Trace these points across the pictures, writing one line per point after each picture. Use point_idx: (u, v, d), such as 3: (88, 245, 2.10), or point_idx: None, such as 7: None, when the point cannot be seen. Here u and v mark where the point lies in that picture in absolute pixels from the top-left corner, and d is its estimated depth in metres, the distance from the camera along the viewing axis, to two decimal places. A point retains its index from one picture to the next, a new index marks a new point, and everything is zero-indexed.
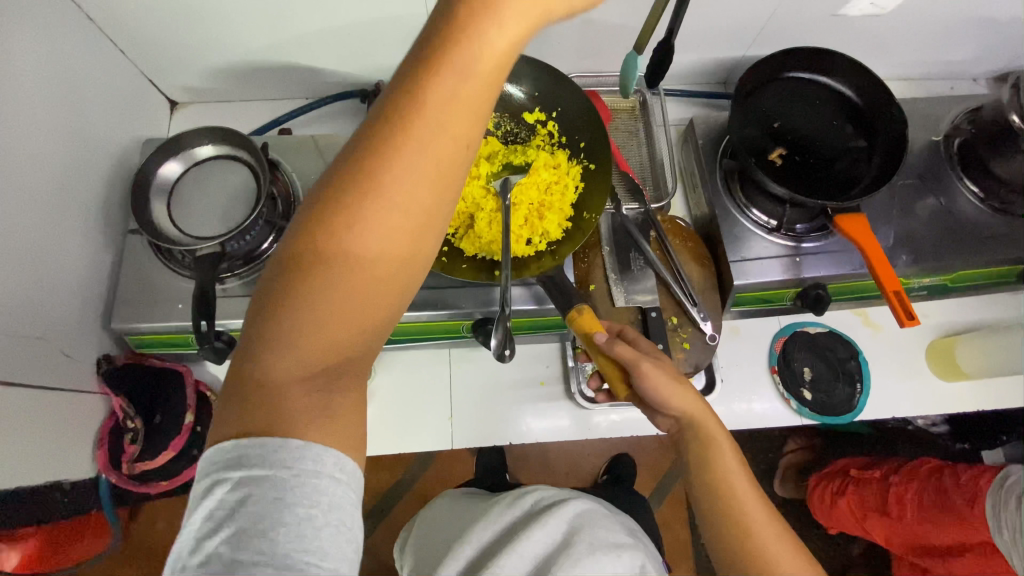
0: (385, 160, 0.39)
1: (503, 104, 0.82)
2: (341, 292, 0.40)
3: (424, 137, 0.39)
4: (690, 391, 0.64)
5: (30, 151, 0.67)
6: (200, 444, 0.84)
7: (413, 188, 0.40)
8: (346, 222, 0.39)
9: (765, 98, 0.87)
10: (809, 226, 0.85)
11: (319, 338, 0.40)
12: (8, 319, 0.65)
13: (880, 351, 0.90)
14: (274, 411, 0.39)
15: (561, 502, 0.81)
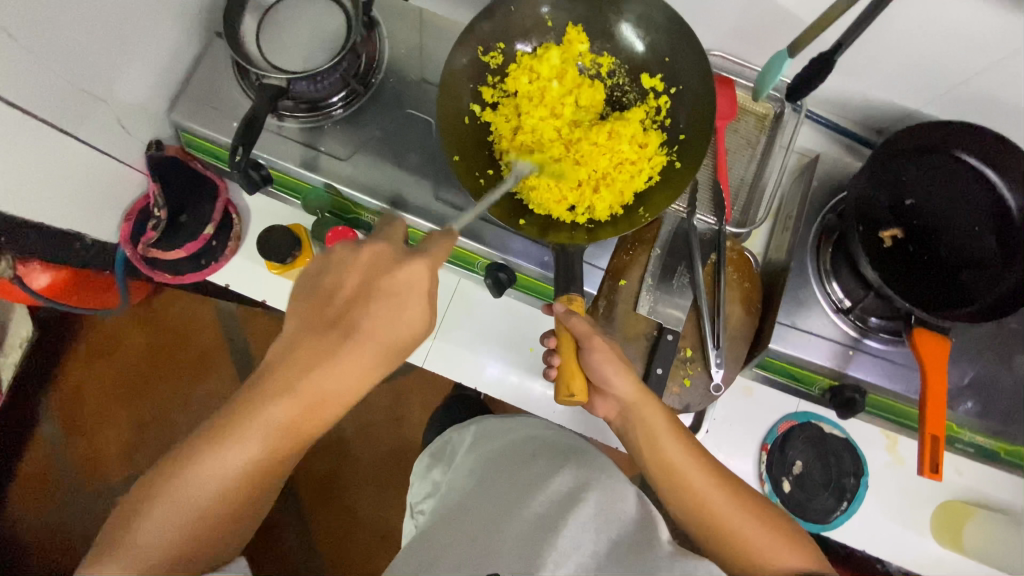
0: (273, 411, 0.53)
1: (625, 53, 0.72)
2: (178, 517, 0.51)
3: (362, 328, 0.54)
4: (632, 377, 0.65)
5: None
6: (212, 258, 0.86)
7: (353, 359, 0.55)
8: (168, 474, 0.52)
9: (911, 168, 0.74)
10: (883, 324, 0.74)
11: (146, 535, 0.50)
12: (83, 75, 0.67)
13: (887, 482, 0.81)
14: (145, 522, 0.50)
15: (553, 446, 0.73)
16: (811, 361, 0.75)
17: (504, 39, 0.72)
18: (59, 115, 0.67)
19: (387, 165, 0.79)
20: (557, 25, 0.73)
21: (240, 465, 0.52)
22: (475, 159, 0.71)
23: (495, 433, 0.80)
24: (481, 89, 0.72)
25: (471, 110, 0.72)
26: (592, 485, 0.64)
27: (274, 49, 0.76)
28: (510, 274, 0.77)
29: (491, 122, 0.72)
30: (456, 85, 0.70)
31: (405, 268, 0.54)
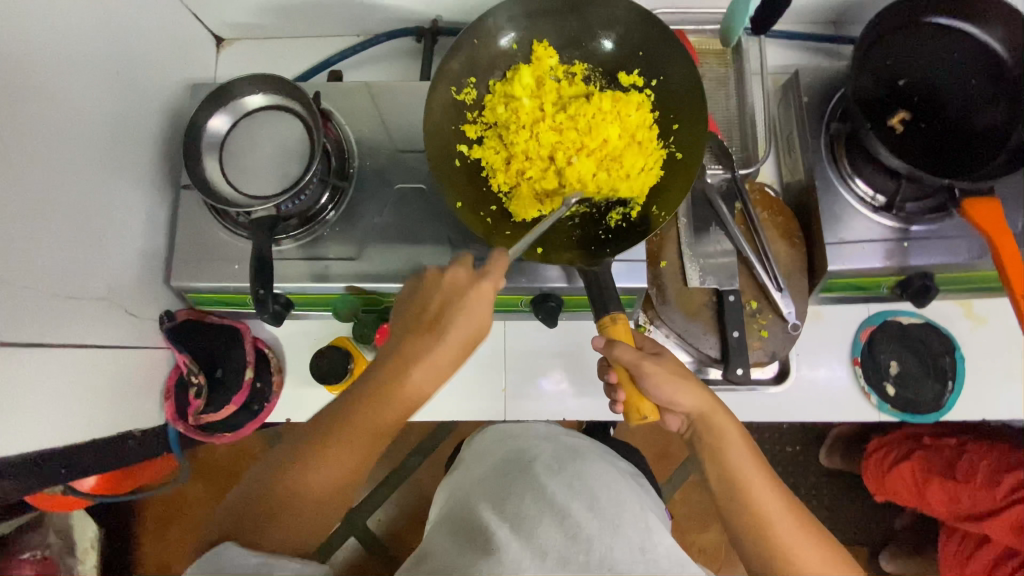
0: (420, 370, 0.58)
1: (595, 57, 0.71)
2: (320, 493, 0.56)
3: (451, 322, 0.58)
4: (697, 391, 0.65)
5: (67, 103, 0.63)
6: (262, 400, 0.84)
7: (437, 353, 0.58)
8: (310, 459, 0.56)
9: (897, 48, 0.73)
10: (921, 207, 0.74)
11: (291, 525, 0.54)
12: (74, 282, 0.65)
13: (979, 348, 0.82)
14: (298, 496, 0.55)
15: (561, 460, 0.73)
16: (871, 267, 0.75)
17: (474, 72, 0.71)
18: (61, 331, 0.64)
19: (398, 245, 0.76)
20: (523, 43, 0.71)
21: (336, 469, 0.56)
22: (475, 199, 0.70)
23: (489, 450, 0.79)
24: (463, 128, 0.70)
25: (459, 151, 0.70)
26: (587, 494, 0.66)
27: (245, 177, 0.73)
28: (558, 297, 0.76)
29: (481, 158, 0.70)
30: (441, 135, 0.69)
31: (475, 290, 0.58)
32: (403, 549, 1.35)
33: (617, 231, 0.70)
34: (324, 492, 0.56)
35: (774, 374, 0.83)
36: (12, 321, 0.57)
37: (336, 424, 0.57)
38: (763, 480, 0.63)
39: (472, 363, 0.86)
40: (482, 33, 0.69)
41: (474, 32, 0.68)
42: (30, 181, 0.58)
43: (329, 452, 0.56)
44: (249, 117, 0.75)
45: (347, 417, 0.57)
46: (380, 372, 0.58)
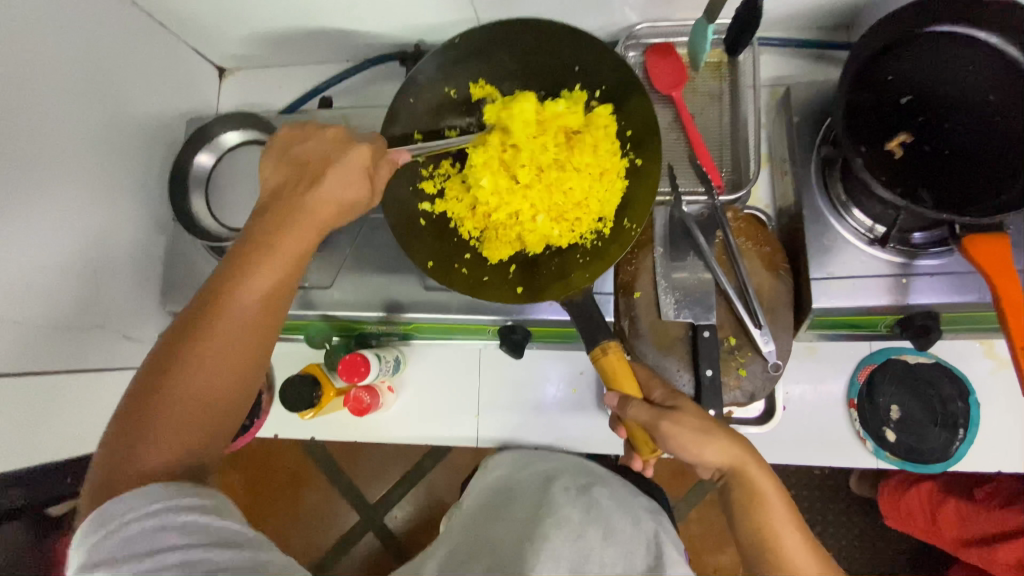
0: (276, 261, 0.56)
1: (538, 83, 0.70)
2: (228, 355, 0.54)
3: (329, 176, 0.59)
4: (724, 444, 0.60)
5: (58, 150, 0.69)
6: (251, 416, 0.88)
7: (327, 200, 0.59)
8: (196, 331, 0.53)
9: (887, 66, 0.67)
10: (928, 237, 0.67)
11: (185, 389, 0.52)
12: (71, 312, 0.71)
13: (1000, 390, 0.73)
14: (189, 359, 0.52)
15: (583, 484, 0.76)
16: (867, 304, 0.68)
17: (419, 127, 0.70)
18: (61, 358, 0.71)
19: (372, 274, 0.78)
20: (461, 89, 0.70)
21: (241, 325, 0.54)
22: (446, 251, 0.69)
23: (511, 467, 0.81)
24: (421, 186, 0.70)
25: (422, 210, 0.70)
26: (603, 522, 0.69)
27: (227, 211, 0.77)
28: (523, 329, 0.76)
29: (447, 211, 0.70)
30: (398, 197, 0.69)
31: (346, 155, 0.60)
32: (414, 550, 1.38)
33: (595, 250, 0.67)
34: (224, 355, 0.53)
35: (760, 413, 0.77)
36: (11, 353, 0.64)
37: (180, 349, 0.52)
38: (794, 528, 0.60)
39: (448, 387, 0.87)
40: (416, 90, 0.68)
41: (409, 90, 0.68)
42: (26, 226, 0.65)
43: (176, 391, 0.51)
44: (231, 153, 0.79)
45: (207, 333, 0.53)
46: (223, 279, 0.55)
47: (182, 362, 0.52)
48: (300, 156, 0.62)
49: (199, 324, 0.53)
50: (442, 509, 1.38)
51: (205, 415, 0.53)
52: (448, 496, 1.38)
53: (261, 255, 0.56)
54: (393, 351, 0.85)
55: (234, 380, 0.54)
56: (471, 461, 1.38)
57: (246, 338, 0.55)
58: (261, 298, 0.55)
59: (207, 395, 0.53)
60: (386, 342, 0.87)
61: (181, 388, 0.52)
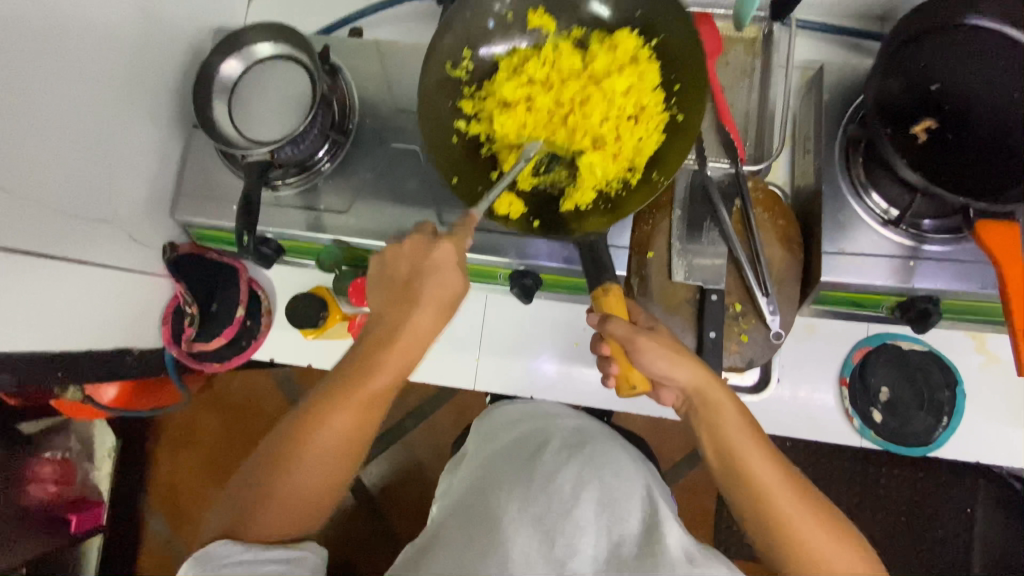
0: (358, 394, 0.61)
1: (593, 25, 0.72)
2: (335, 444, 0.62)
3: (426, 291, 0.61)
4: (692, 366, 0.62)
5: (94, 35, 0.68)
6: (251, 337, 0.89)
7: (437, 301, 0.61)
8: (304, 422, 0.62)
9: (922, 52, 0.68)
10: (939, 225, 0.68)
11: (302, 471, 0.61)
12: (81, 202, 0.70)
13: (986, 384, 0.76)
14: (305, 438, 0.61)
15: (577, 433, 0.78)
16: (872, 283, 0.70)
17: (469, 46, 0.70)
18: (67, 248, 0.70)
19: (388, 206, 0.78)
20: (519, 16, 0.72)
21: (342, 417, 0.61)
22: (474, 173, 0.69)
23: (501, 428, 0.81)
24: (460, 104, 0.70)
25: (455, 126, 0.70)
26: (596, 481, 0.69)
27: (249, 123, 0.76)
28: (534, 276, 0.76)
29: (481, 133, 0.70)
30: (437, 111, 0.69)
31: (437, 248, 0.61)
32: (389, 504, 1.38)
33: (618, 199, 0.67)
34: (339, 414, 0.61)
35: (754, 382, 0.79)
36: (17, 230, 0.63)
37: (298, 426, 0.62)
38: (760, 450, 0.61)
39: (451, 329, 0.87)
40: (475, 7, 0.69)
41: (466, 6, 0.68)
42: (50, 105, 0.64)
43: (305, 460, 0.61)
44: (260, 65, 0.78)
45: (316, 428, 0.61)
46: (327, 392, 0.62)
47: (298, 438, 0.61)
48: (404, 272, 0.63)
49: (299, 425, 0.62)
50: (419, 468, 1.38)
51: (322, 496, 0.63)
52: (425, 456, 1.39)
53: (353, 391, 0.62)
54: None
55: (343, 458, 0.63)
56: (453, 423, 1.39)
57: (334, 466, 0.62)
58: (349, 433, 0.62)
59: (325, 462, 0.62)
60: None
61: (302, 462, 0.61)
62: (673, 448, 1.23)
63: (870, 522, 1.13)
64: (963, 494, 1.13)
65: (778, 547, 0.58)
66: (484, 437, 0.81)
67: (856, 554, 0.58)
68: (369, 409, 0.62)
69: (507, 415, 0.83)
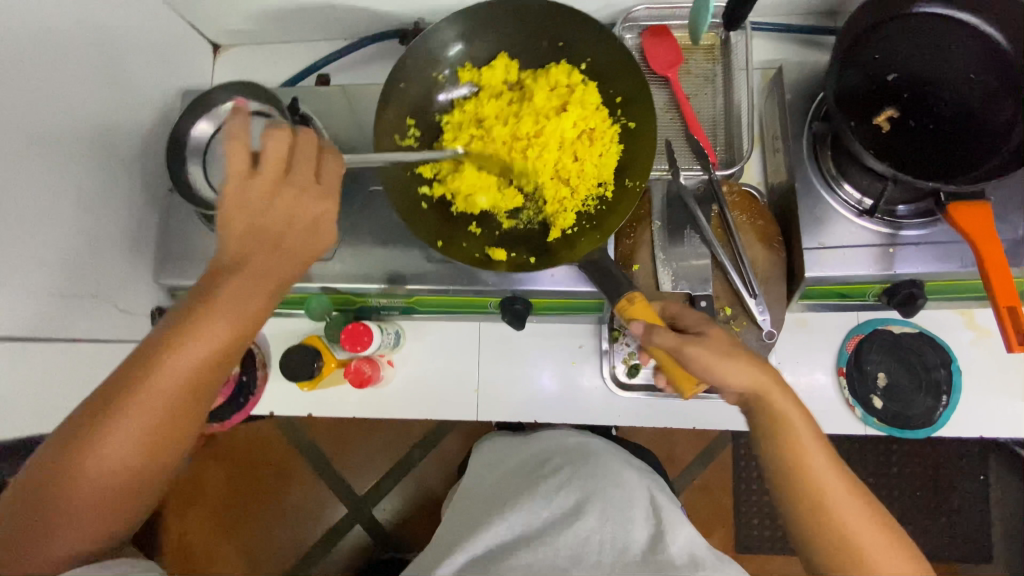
0: (193, 346, 0.52)
1: (527, 60, 0.73)
2: (139, 442, 0.51)
3: (270, 217, 0.55)
4: (750, 368, 0.60)
5: (61, 114, 0.68)
6: (247, 394, 0.87)
7: (267, 255, 0.55)
8: (91, 423, 0.50)
9: (863, 50, 0.70)
10: (913, 209, 0.69)
11: (81, 487, 0.50)
12: (63, 280, 0.70)
13: (980, 359, 0.77)
14: (92, 439, 0.49)
15: (580, 447, 0.80)
16: (855, 273, 0.71)
17: (411, 116, 0.72)
18: (53, 327, 0.69)
19: (371, 248, 0.78)
20: (449, 75, 0.73)
21: (164, 400, 0.51)
22: (452, 230, 0.70)
23: (504, 454, 0.84)
24: (419, 172, 0.71)
25: (421, 193, 0.70)
26: (601, 495, 0.71)
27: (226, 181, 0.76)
28: (525, 301, 0.75)
29: (445, 194, 0.70)
30: (398, 180, 0.69)
31: (255, 182, 0.55)
32: (406, 539, 1.36)
33: (599, 215, 0.69)
34: (166, 390, 0.51)
35: None
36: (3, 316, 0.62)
37: (89, 426, 0.50)
38: (820, 450, 0.59)
39: (446, 362, 0.87)
40: (404, 76, 0.70)
41: (398, 76, 0.69)
42: (24, 188, 0.64)
43: (83, 470, 0.49)
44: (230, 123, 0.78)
45: (110, 427, 0.50)
46: (127, 379, 0.51)
47: (75, 449, 0.49)
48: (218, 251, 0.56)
49: (92, 417, 0.50)
50: (433, 499, 1.37)
51: (124, 495, 0.52)
52: (437, 486, 1.37)
53: (131, 396, 0.50)
54: (393, 325, 0.86)
55: (156, 453, 0.52)
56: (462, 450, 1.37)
57: (142, 455, 0.51)
58: (189, 381, 0.52)
59: (117, 474, 0.51)
60: (386, 315, 0.87)
61: (73, 483, 0.49)
62: (684, 449, 1.23)
63: (886, 503, 1.13)
64: (975, 460, 1.13)
65: (827, 551, 0.57)
66: (489, 467, 0.84)
67: (891, 539, 0.57)
68: (199, 381, 0.53)
69: (507, 441, 0.87)
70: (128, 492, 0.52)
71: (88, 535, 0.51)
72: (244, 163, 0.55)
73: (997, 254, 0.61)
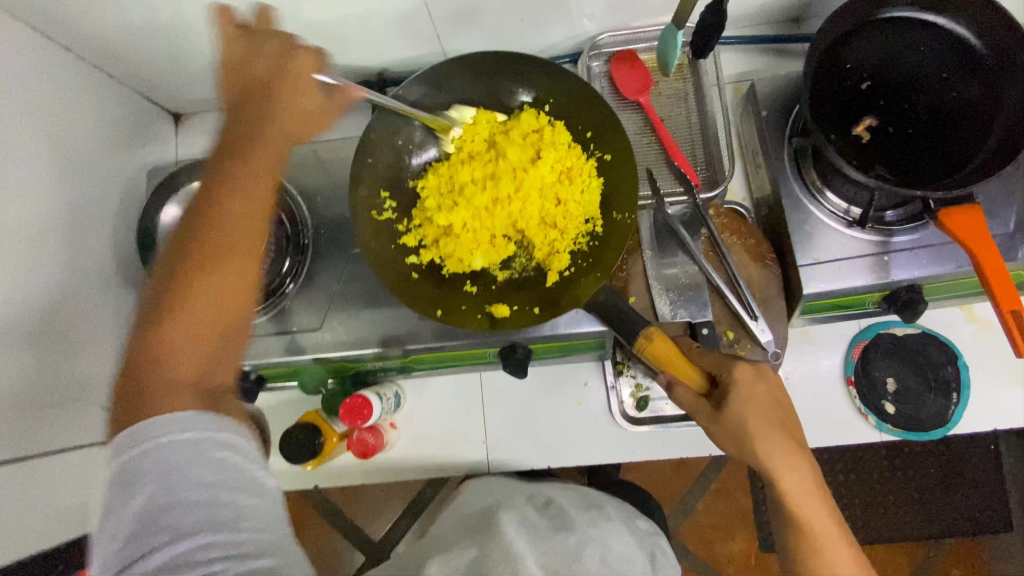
0: (245, 194, 0.54)
1: (490, 108, 0.72)
2: (225, 267, 0.51)
3: (268, 97, 0.58)
4: (781, 442, 0.59)
5: (22, 217, 0.65)
6: None
7: (269, 141, 0.57)
8: (163, 311, 0.49)
9: (828, 64, 0.69)
10: (901, 214, 0.69)
11: (181, 336, 0.49)
12: (44, 387, 0.67)
13: (985, 352, 0.77)
14: (160, 350, 0.48)
15: (580, 495, 0.85)
16: (853, 284, 0.70)
17: (386, 188, 0.70)
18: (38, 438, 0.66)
19: (361, 312, 0.76)
20: (409, 138, 0.72)
21: (233, 217, 0.53)
22: (447, 296, 0.68)
23: (494, 483, 0.83)
24: (402, 241, 0.70)
25: (409, 264, 0.69)
26: (603, 545, 0.76)
27: None
28: (524, 347, 0.73)
29: (434, 258, 0.69)
30: (383, 256, 0.68)
31: (257, 63, 0.59)
32: None
33: (594, 252, 0.67)
34: (229, 253, 0.52)
35: None
36: None
37: (158, 313, 0.49)
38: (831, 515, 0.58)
39: (450, 415, 0.85)
40: (371, 150, 0.69)
41: (364, 151, 0.69)
42: None
43: (170, 340, 0.48)
44: None
45: (188, 291, 0.50)
46: (186, 265, 0.51)
47: (160, 320, 0.49)
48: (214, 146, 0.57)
49: (160, 309, 0.49)
50: None
51: (213, 363, 0.50)
52: None
53: (211, 260, 0.51)
54: (393, 387, 0.83)
55: (222, 333, 0.51)
56: None
57: (225, 296, 0.51)
58: (245, 215, 0.53)
59: (211, 317, 0.50)
60: (384, 376, 0.84)
61: (163, 380, 0.48)
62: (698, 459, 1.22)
63: (904, 491, 1.13)
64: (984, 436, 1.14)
65: None
66: (475, 496, 0.83)
67: None
68: (249, 216, 0.54)
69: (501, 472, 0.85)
70: (215, 358, 0.50)
71: (195, 391, 0.48)
72: (229, 35, 0.60)
73: (998, 263, 0.60)
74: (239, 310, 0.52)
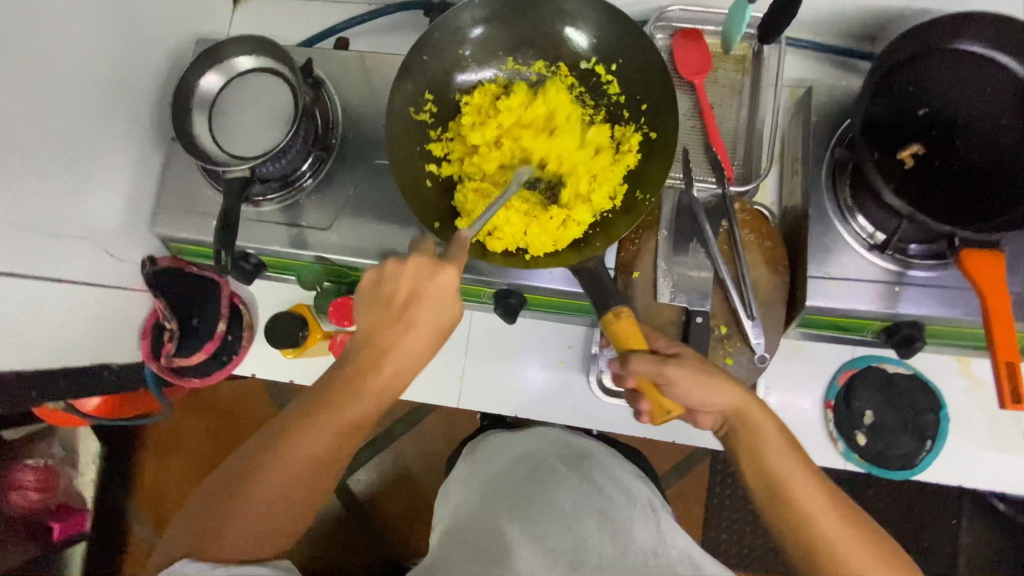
0: (311, 447, 0.59)
1: (557, 53, 0.72)
2: (274, 520, 0.58)
3: (383, 366, 0.60)
4: (728, 387, 0.61)
5: (67, 47, 0.66)
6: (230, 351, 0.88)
7: (349, 407, 0.60)
8: (230, 492, 0.58)
9: (902, 78, 0.67)
10: (925, 249, 0.68)
11: (238, 537, 0.57)
12: (54, 217, 0.68)
13: (971, 409, 0.76)
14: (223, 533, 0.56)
15: (583, 450, 0.80)
16: (854, 307, 0.69)
17: (431, 90, 0.71)
18: (37, 263, 0.68)
19: (370, 223, 0.77)
20: (474, 51, 0.72)
21: (312, 454, 0.59)
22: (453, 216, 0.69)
23: (494, 454, 0.82)
24: (428, 147, 0.70)
25: (428, 171, 0.70)
26: (601, 499, 0.71)
27: (231, 137, 0.74)
28: (518, 295, 0.75)
29: (453, 174, 0.70)
30: (406, 153, 0.68)
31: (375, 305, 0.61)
32: (376, 513, 1.33)
33: (605, 223, 0.68)
34: (296, 484, 0.58)
35: None
36: None
37: (224, 499, 0.58)
38: (805, 477, 0.60)
39: None
40: (429, 49, 0.69)
41: (422, 48, 0.68)
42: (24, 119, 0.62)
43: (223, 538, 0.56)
44: (241, 78, 0.76)
45: (243, 502, 0.57)
46: (248, 474, 0.58)
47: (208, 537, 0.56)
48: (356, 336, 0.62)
49: (238, 484, 0.58)
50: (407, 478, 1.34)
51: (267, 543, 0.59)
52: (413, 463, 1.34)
53: (253, 486, 0.58)
54: None
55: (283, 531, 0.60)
56: (441, 432, 1.33)
57: (282, 511, 0.58)
58: (315, 463, 0.59)
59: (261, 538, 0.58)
60: None
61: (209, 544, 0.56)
62: (663, 457, 1.22)
63: None
64: (950, 504, 1.13)
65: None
66: (498, 458, 0.81)
67: None
68: (320, 458, 0.59)
69: (509, 436, 0.84)
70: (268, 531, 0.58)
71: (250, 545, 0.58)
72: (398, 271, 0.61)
73: (1005, 310, 0.60)
74: (302, 516, 0.60)
